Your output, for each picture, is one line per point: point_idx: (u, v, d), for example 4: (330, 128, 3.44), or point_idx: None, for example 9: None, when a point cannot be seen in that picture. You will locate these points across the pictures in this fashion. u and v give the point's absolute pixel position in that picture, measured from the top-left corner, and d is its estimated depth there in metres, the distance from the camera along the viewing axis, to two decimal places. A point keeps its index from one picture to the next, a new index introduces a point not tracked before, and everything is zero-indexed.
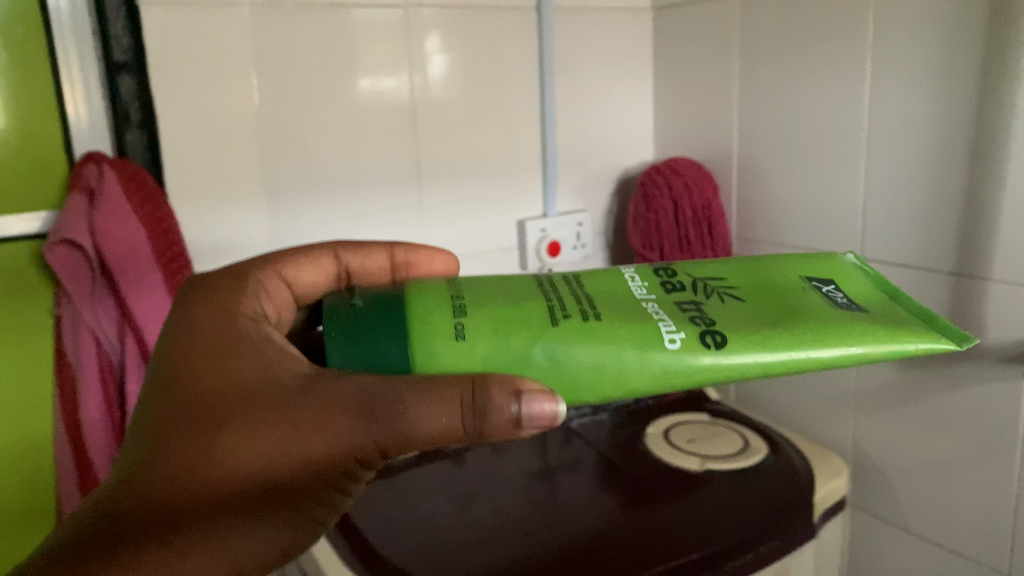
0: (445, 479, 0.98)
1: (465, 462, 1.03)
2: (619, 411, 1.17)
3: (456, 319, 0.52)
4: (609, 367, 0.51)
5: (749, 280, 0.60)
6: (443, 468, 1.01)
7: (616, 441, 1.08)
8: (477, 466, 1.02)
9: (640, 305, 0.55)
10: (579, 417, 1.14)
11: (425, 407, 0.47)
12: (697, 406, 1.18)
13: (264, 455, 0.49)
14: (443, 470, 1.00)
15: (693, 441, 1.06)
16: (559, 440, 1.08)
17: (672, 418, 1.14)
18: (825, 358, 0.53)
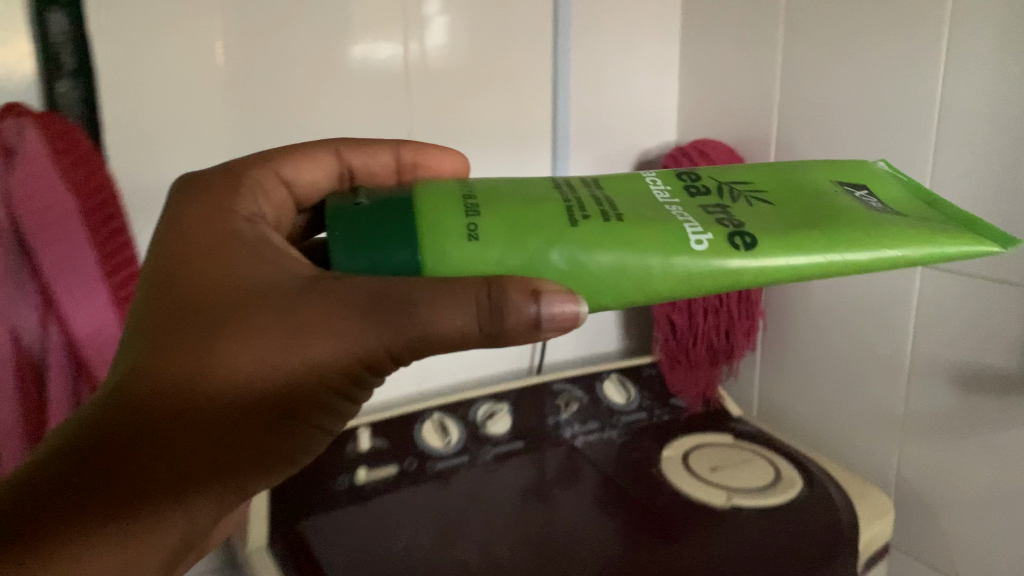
0: (427, 505, 0.84)
1: (451, 483, 0.89)
2: (632, 429, 1.03)
3: (469, 218, 0.45)
4: (633, 270, 0.46)
5: (775, 183, 0.53)
6: (424, 493, 0.87)
7: (628, 460, 0.95)
8: (465, 491, 0.87)
9: (661, 207, 0.48)
10: (581, 434, 1.01)
11: (437, 305, 0.42)
12: (716, 421, 1.05)
13: (242, 373, 0.42)
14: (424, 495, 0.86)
15: (716, 467, 0.92)
16: (561, 460, 0.95)
17: (684, 434, 1.02)
18: (861, 261, 0.48)
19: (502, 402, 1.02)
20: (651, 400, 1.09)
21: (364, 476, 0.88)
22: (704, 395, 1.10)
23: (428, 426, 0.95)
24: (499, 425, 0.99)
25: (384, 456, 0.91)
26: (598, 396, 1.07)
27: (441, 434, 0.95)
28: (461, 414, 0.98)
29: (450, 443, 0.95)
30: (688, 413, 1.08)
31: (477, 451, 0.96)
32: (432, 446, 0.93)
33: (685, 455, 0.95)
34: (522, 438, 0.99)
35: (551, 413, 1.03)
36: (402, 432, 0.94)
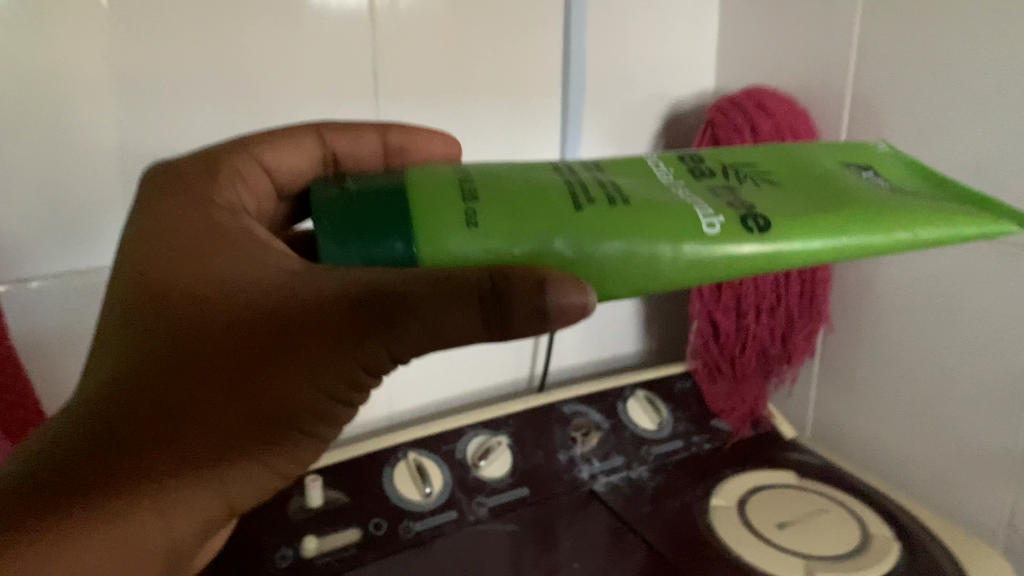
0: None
1: (433, 551, 0.66)
2: (664, 463, 0.80)
3: (466, 206, 0.42)
4: (641, 257, 0.42)
5: (781, 164, 0.48)
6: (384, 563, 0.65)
7: (639, 507, 0.72)
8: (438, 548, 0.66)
9: (669, 191, 0.44)
10: (607, 480, 0.76)
11: (432, 306, 0.39)
12: (785, 458, 0.80)
13: (238, 381, 0.40)
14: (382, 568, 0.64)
15: (778, 507, 0.70)
16: (571, 508, 0.72)
17: (734, 473, 0.77)
18: (875, 245, 0.44)
19: (501, 443, 0.78)
20: (687, 423, 0.86)
21: (312, 548, 0.65)
22: (745, 415, 0.87)
23: (402, 473, 0.73)
24: (494, 468, 0.75)
25: (342, 513, 0.68)
26: (622, 421, 0.83)
27: (419, 482, 0.72)
28: (447, 474, 0.74)
29: (429, 497, 0.71)
30: (730, 445, 0.83)
31: (449, 499, 0.71)
32: (412, 505, 0.70)
33: (738, 497, 0.72)
34: (528, 482, 0.75)
35: (560, 446, 0.79)
36: (366, 486, 0.71)
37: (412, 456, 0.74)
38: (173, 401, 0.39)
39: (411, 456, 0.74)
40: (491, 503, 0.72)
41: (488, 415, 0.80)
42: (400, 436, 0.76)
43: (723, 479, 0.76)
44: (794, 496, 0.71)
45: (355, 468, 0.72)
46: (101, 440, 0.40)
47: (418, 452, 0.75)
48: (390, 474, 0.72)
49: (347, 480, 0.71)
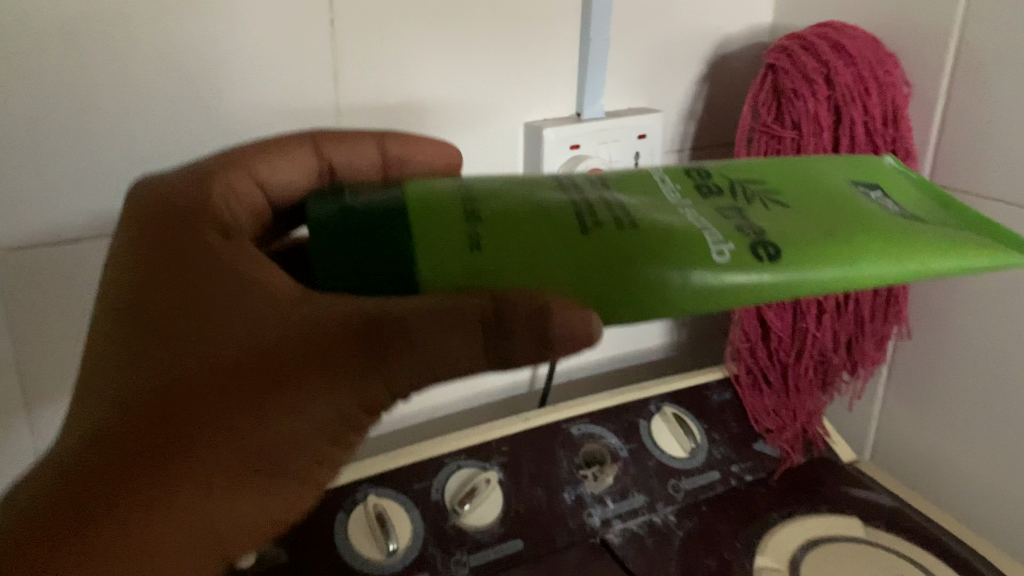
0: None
1: None
2: (696, 502, 0.64)
3: (467, 227, 0.39)
4: (638, 284, 0.38)
5: (791, 180, 0.46)
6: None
7: (655, 572, 0.56)
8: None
9: (677, 212, 0.42)
10: (623, 525, 0.61)
11: (433, 333, 0.35)
12: (846, 502, 0.64)
13: (229, 417, 0.36)
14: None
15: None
16: (570, 569, 0.58)
17: (782, 518, 0.62)
18: (884, 275, 0.41)
19: (491, 481, 0.61)
20: (727, 448, 0.69)
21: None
22: (794, 440, 0.70)
23: (360, 525, 0.57)
24: (479, 512, 0.59)
25: None
26: (645, 448, 0.67)
27: (381, 535, 0.56)
28: (421, 519, 0.59)
29: (396, 553, 0.56)
30: (776, 477, 0.67)
31: (418, 556, 0.57)
32: (373, 567, 0.56)
33: (791, 561, 0.57)
34: (515, 529, 0.60)
35: (565, 479, 0.63)
36: (318, 536, 0.56)
37: (373, 500, 0.58)
38: (154, 444, 0.35)
39: (371, 500, 0.58)
40: (475, 563, 0.57)
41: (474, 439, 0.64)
42: (364, 467, 0.60)
43: (765, 536, 0.59)
44: (858, 552, 0.57)
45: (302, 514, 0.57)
46: (71, 492, 0.35)
47: (380, 489, 0.59)
48: (346, 524, 0.57)
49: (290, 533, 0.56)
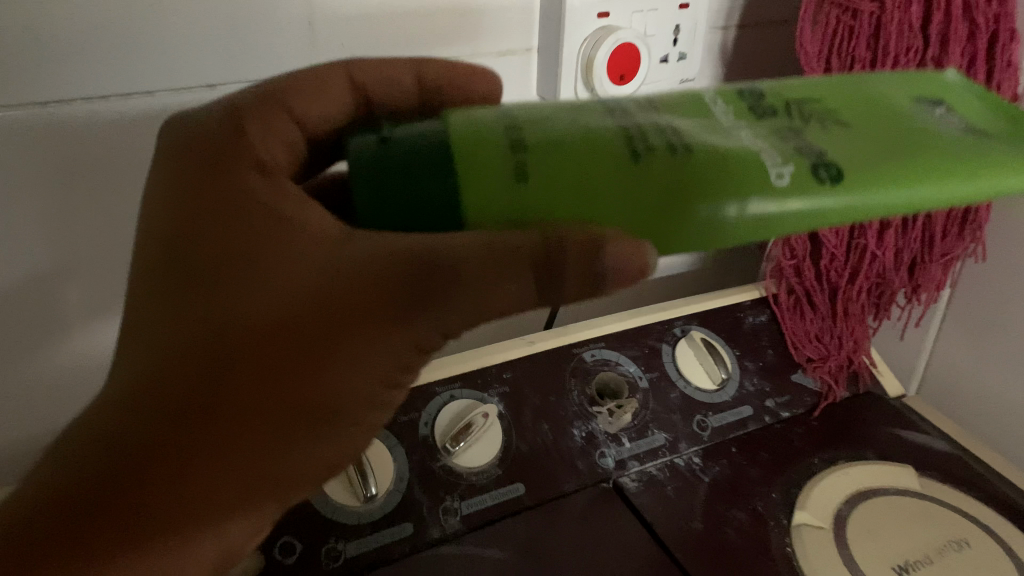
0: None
1: None
2: (722, 441, 0.59)
3: (515, 155, 0.32)
4: (695, 217, 0.34)
5: (853, 100, 0.38)
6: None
7: (678, 523, 0.52)
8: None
9: (733, 140, 0.35)
10: (641, 467, 0.56)
11: (481, 284, 0.31)
12: (891, 448, 0.60)
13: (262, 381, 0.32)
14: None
15: (873, 533, 0.53)
16: (570, 516, 0.52)
17: (822, 465, 0.58)
18: (960, 195, 0.36)
19: (489, 418, 0.55)
20: (760, 379, 0.63)
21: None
22: (837, 371, 0.65)
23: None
24: (473, 453, 0.54)
25: None
26: (668, 379, 0.61)
27: (356, 479, 0.50)
28: (408, 459, 0.53)
29: (374, 498, 0.50)
30: (815, 415, 0.62)
31: (401, 500, 0.51)
32: (345, 514, 0.49)
33: (833, 513, 0.55)
34: (520, 471, 0.54)
35: (575, 414, 0.58)
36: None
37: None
38: (191, 411, 0.32)
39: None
40: (466, 511, 0.51)
41: (484, 365, 0.58)
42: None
43: (807, 485, 0.56)
44: (910, 507, 0.55)
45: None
46: (110, 464, 0.33)
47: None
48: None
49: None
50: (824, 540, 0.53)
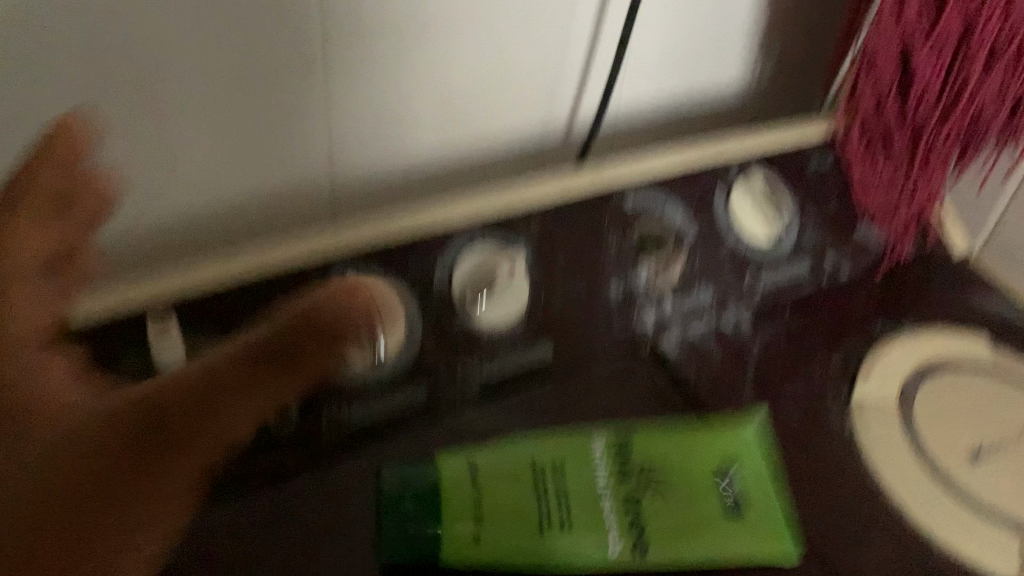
0: (310, 539, 0.39)
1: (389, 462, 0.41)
2: (776, 302, 0.51)
3: None
4: None
5: None
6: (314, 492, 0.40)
7: (725, 401, 0.47)
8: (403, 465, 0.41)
9: None
10: (685, 331, 0.49)
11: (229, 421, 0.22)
12: (959, 314, 0.54)
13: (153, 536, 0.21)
14: (297, 507, 0.40)
15: (941, 418, 0.48)
16: (606, 386, 0.46)
17: (885, 332, 0.52)
18: None
19: (515, 268, 0.46)
20: (822, 230, 0.54)
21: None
22: (904, 225, 0.56)
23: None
24: (497, 309, 0.45)
25: None
26: (718, 228, 0.51)
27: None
28: (419, 315, 0.44)
29: (382, 360, 0.43)
30: (878, 275, 0.55)
31: (415, 363, 0.44)
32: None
33: (900, 391, 0.49)
34: (550, 328, 0.47)
35: (612, 266, 0.49)
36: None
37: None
38: None
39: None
40: (488, 378, 0.45)
41: (505, 205, 0.49)
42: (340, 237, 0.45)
43: (871, 357, 0.50)
44: (977, 384, 0.50)
45: (256, 305, 0.43)
46: None
47: (359, 270, 0.44)
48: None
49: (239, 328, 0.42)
50: (889, 422, 0.47)
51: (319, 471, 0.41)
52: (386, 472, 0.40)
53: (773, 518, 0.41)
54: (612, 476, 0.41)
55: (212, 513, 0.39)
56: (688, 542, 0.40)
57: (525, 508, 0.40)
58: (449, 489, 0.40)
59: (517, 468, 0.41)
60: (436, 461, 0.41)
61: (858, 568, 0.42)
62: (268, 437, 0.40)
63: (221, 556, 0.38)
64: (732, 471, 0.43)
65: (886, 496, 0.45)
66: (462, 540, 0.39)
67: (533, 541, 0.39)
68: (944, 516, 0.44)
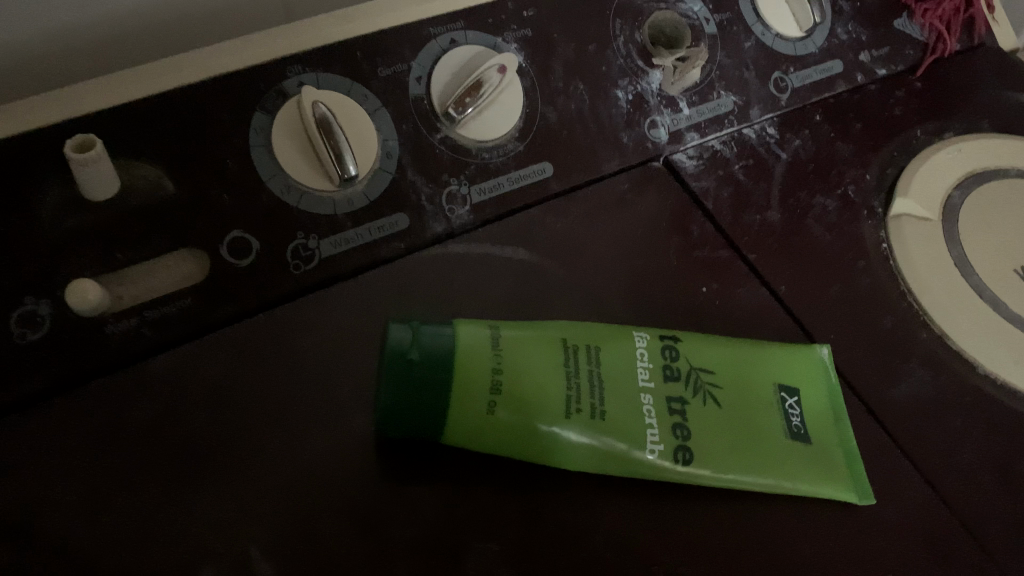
0: (278, 396, 0.32)
1: (368, 299, 0.35)
2: (804, 108, 0.45)
3: None
4: None
5: None
6: (275, 333, 0.34)
7: (747, 217, 0.41)
8: (381, 300, 0.35)
9: None
10: (701, 140, 0.43)
11: None
12: (1009, 119, 0.47)
13: None
14: (257, 350, 0.33)
15: (989, 228, 0.42)
16: (614, 206, 0.40)
17: (927, 140, 0.45)
18: None
19: (507, 74, 0.38)
20: (856, 25, 0.47)
21: (94, 308, 0.32)
22: (948, 17, 0.50)
23: (293, 138, 0.36)
24: (486, 122, 0.38)
25: (167, 222, 0.34)
26: (742, 20, 0.45)
27: (326, 154, 0.35)
28: (396, 128, 0.38)
29: (356, 182, 0.36)
30: (918, 75, 0.48)
31: (392, 185, 0.37)
32: (315, 203, 0.36)
33: (943, 200, 0.43)
34: (550, 142, 0.40)
35: (620, 69, 0.42)
36: (222, 152, 0.35)
37: (312, 98, 0.36)
38: None
39: (308, 98, 0.36)
40: (478, 200, 0.38)
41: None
42: (296, 41, 0.38)
43: (910, 163, 0.44)
44: None
45: (197, 121, 0.35)
46: None
47: (323, 79, 0.37)
48: (268, 134, 0.36)
49: (177, 147, 0.35)
50: (930, 233, 0.41)
51: (281, 309, 0.34)
52: (397, 328, 0.29)
53: (833, 443, 0.34)
54: (657, 371, 0.33)
55: (155, 359, 0.32)
56: (737, 461, 0.32)
57: (553, 387, 0.31)
58: (468, 361, 0.30)
59: (548, 346, 0.32)
60: (453, 325, 0.31)
61: (902, 400, 0.37)
62: (222, 273, 0.34)
63: (163, 408, 0.31)
64: (799, 395, 0.35)
65: (929, 318, 0.39)
66: (476, 419, 0.30)
67: (557, 432, 0.31)
68: (994, 337, 0.39)
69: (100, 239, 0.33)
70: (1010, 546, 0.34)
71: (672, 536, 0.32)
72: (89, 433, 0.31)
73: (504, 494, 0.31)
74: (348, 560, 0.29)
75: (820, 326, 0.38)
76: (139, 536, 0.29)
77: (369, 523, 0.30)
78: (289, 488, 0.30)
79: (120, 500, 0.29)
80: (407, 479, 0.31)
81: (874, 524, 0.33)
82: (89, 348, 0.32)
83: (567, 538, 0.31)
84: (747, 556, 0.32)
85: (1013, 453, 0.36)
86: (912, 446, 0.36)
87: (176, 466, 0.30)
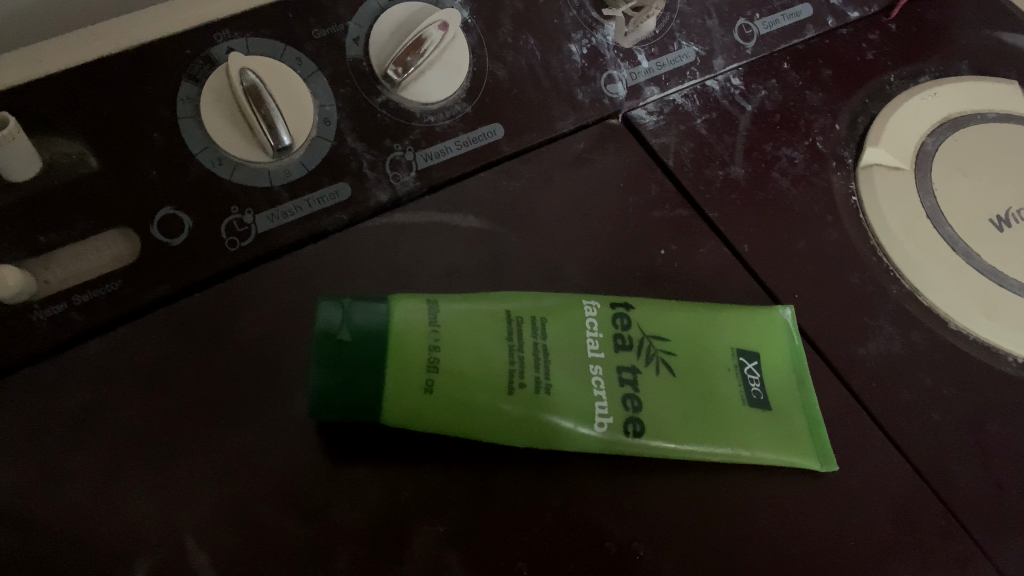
0: (216, 378, 0.31)
1: (310, 272, 0.34)
2: (771, 56, 0.43)
3: None
4: None
5: None
6: (210, 313, 0.32)
7: (709, 172, 0.39)
8: (322, 275, 0.34)
9: None
10: (661, 94, 0.41)
11: None
12: (987, 58, 0.45)
13: None
14: (192, 333, 0.32)
15: (965, 176, 0.40)
16: (569, 165, 0.38)
17: (901, 85, 0.43)
18: None
19: (448, 30, 0.37)
20: None
21: (18, 294, 0.30)
22: None
23: (222, 106, 0.34)
24: (428, 83, 0.37)
25: (96, 200, 0.33)
26: None
27: (256, 123, 0.33)
28: (333, 93, 0.36)
29: (291, 154, 0.34)
30: (893, 15, 0.45)
31: (331, 153, 0.35)
32: (248, 174, 0.34)
33: (916, 148, 0.41)
34: (501, 100, 0.38)
35: (572, 22, 0.40)
36: (150, 128, 0.34)
37: (240, 65, 0.34)
38: None
39: (235, 65, 0.34)
40: (424, 165, 0.36)
41: None
42: (223, 7, 0.36)
43: (882, 110, 0.42)
44: (1015, 139, 0.42)
45: (127, 96, 0.34)
46: None
47: (254, 43, 0.36)
48: (197, 105, 0.34)
49: (101, 124, 0.34)
50: (902, 183, 0.40)
51: (217, 288, 0.33)
52: (326, 308, 0.28)
53: (795, 408, 0.33)
54: (607, 340, 0.32)
55: (84, 345, 0.31)
56: (689, 428, 0.31)
57: (494, 361, 0.30)
58: (403, 338, 0.29)
59: (491, 320, 0.31)
60: (387, 301, 0.29)
61: (871, 359, 0.35)
62: (154, 253, 0.33)
63: (94, 398, 0.30)
64: (758, 358, 0.34)
65: (899, 273, 0.38)
66: (413, 397, 0.29)
67: (500, 407, 0.30)
68: (967, 288, 0.37)
69: (21, 220, 0.32)
70: (978, 507, 0.33)
71: (627, 510, 0.31)
72: (16, 425, 0.29)
73: (450, 473, 0.30)
74: (287, 546, 0.28)
75: (783, 285, 0.37)
76: (68, 532, 0.28)
77: (309, 507, 0.29)
78: (224, 475, 0.29)
79: (49, 494, 0.28)
80: (349, 463, 0.30)
81: (836, 490, 0.32)
82: (14, 337, 0.31)
83: (516, 516, 0.30)
84: (703, 529, 0.31)
85: (982, 411, 0.35)
86: (879, 406, 0.34)
87: (106, 456, 0.29)
